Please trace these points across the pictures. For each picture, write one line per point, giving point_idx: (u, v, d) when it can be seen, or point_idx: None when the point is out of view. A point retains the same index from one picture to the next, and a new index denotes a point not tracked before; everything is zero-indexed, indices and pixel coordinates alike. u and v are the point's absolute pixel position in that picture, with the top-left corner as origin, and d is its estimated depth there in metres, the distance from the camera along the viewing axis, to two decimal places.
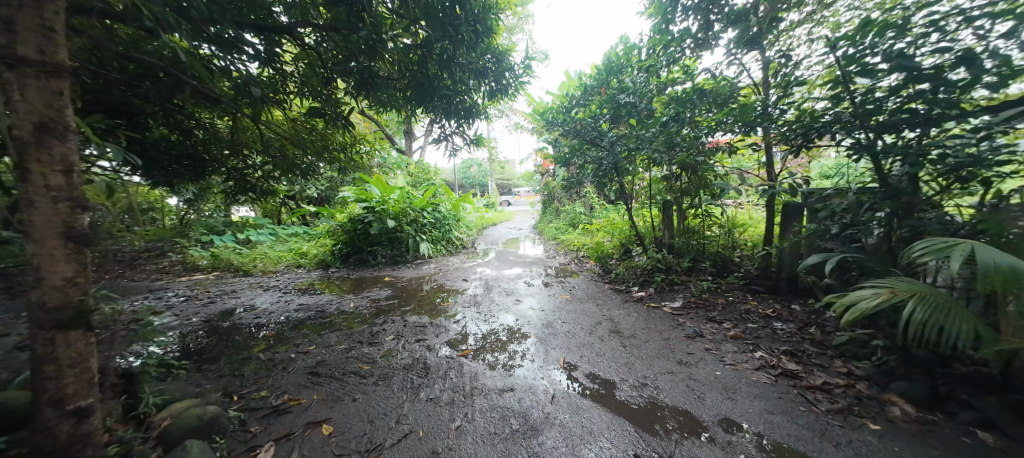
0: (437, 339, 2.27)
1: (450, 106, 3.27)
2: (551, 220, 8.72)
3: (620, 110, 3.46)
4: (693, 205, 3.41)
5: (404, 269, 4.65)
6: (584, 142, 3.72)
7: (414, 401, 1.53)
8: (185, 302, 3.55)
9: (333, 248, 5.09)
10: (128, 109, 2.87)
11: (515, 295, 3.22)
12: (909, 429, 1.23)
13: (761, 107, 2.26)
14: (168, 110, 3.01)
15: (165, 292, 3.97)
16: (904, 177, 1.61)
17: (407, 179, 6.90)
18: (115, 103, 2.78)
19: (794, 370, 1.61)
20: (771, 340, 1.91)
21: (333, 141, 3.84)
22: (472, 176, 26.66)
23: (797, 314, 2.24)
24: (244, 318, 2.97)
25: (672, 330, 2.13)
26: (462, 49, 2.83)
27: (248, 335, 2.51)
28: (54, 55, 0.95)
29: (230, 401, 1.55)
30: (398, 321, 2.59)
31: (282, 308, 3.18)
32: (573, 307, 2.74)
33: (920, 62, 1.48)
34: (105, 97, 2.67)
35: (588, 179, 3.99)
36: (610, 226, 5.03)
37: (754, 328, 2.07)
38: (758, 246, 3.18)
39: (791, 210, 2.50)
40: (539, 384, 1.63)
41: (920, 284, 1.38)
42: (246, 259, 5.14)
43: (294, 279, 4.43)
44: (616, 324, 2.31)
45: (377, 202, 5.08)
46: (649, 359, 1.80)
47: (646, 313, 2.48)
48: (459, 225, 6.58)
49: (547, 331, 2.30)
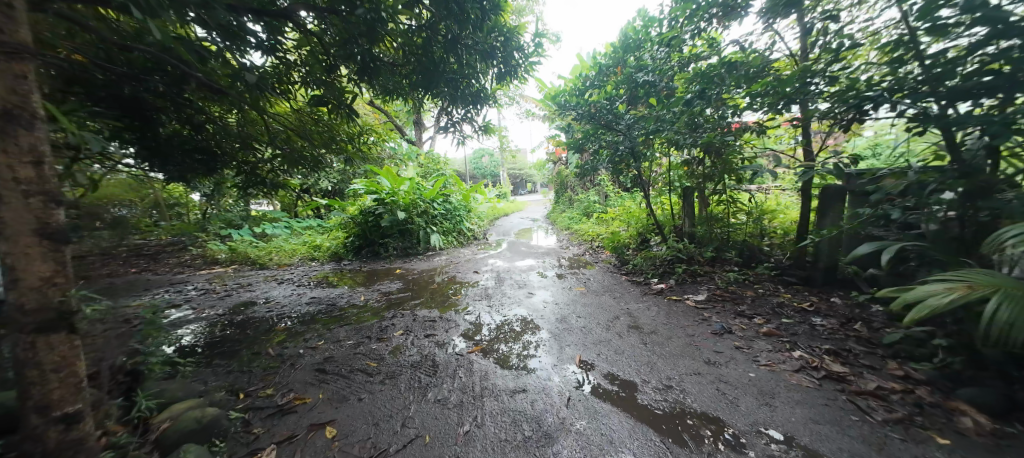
0: (446, 334, 2.19)
1: (457, 92, 3.12)
2: (564, 209, 8.52)
3: (638, 90, 3.22)
4: (717, 191, 3.19)
5: (415, 261, 4.61)
6: (599, 126, 3.50)
7: (421, 402, 1.45)
8: (204, 295, 3.61)
9: (346, 241, 5.09)
10: (139, 104, 2.85)
11: (527, 288, 3.11)
12: (986, 444, 1.05)
13: (799, 78, 2.01)
14: (179, 105, 3.00)
15: (184, 286, 4.06)
16: (981, 152, 1.37)
17: (417, 170, 6.82)
18: (126, 99, 2.73)
19: (840, 372, 1.44)
20: (810, 338, 1.73)
21: (340, 133, 3.77)
22: (484, 166, 26.49)
23: (837, 308, 2.04)
24: (257, 311, 2.98)
25: (697, 325, 1.97)
26: (468, 29, 2.65)
27: (259, 329, 2.51)
28: (13, 35, 0.86)
29: (235, 399, 1.51)
30: (408, 315, 2.53)
31: (293, 301, 3.18)
32: (588, 300, 2.61)
33: (1008, 12, 1.23)
34: (116, 92, 2.63)
35: (604, 166, 3.79)
36: (626, 215, 4.82)
37: (789, 323, 1.89)
38: (789, 235, 2.95)
39: (831, 193, 2.27)
40: (553, 385, 1.52)
41: (1003, 277, 1.17)
42: (262, 251, 5.22)
43: (308, 272, 4.46)
44: (635, 319, 2.17)
45: (387, 194, 5.02)
46: (673, 358, 1.65)
47: (667, 306, 2.32)
48: (470, 216, 6.49)
49: (561, 326, 2.17)
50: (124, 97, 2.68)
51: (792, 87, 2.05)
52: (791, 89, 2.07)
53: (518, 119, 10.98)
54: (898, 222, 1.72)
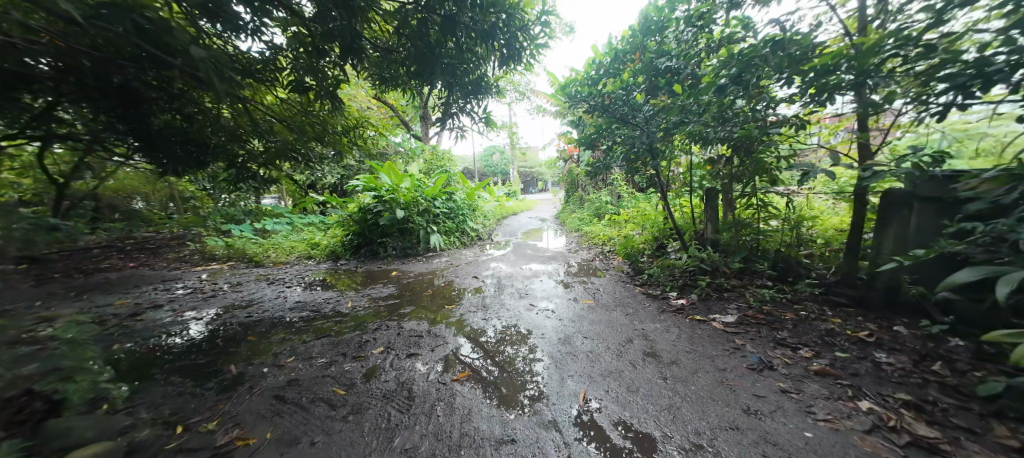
0: (431, 354, 1.91)
1: (457, 80, 2.83)
2: (575, 210, 8.14)
3: (659, 77, 2.87)
4: (745, 193, 2.82)
5: (414, 263, 4.36)
6: (613, 119, 3.17)
7: (384, 451, 1.17)
8: (190, 295, 3.43)
9: (343, 239, 4.89)
10: (133, 98, 2.68)
11: (529, 298, 2.80)
12: None
13: (869, 60, 1.64)
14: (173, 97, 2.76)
15: (175, 284, 3.91)
16: None
17: (422, 167, 6.59)
18: (113, 90, 2.55)
19: (929, 438, 1.08)
20: (877, 382, 1.37)
21: (335, 124, 3.55)
22: (495, 164, 26.22)
23: (905, 340, 1.66)
24: (236, 315, 2.77)
25: (728, 356, 1.63)
26: (466, 7, 2.35)
27: (231, 338, 2.28)
28: None
29: (170, 435, 1.27)
30: (393, 328, 2.26)
31: (277, 304, 2.96)
32: (596, 317, 2.28)
33: None
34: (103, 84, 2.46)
35: (618, 163, 3.44)
36: (640, 217, 4.45)
37: (845, 360, 1.53)
38: (833, 246, 2.57)
39: (897, 198, 1.89)
40: (550, 434, 1.21)
41: None
42: (259, 248, 5.07)
43: (302, 272, 4.26)
44: (652, 344, 1.83)
45: (387, 191, 4.77)
46: (701, 403, 1.32)
47: (690, 328, 1.97)
48: (475, 215, 6.21)
49: (565, 350, 1.86)
50: (110, 88, 2.52)
51: (858, 69, 1.68)
52: (854, 71, 1.70)
53: (528, 115, 10.66)
54: (1002, 239, 1.33)
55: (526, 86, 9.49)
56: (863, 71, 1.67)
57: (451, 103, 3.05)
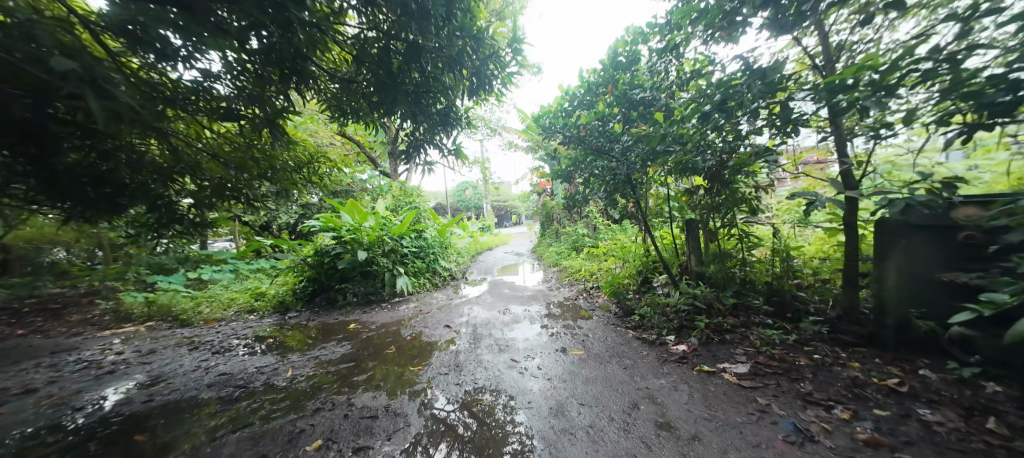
0: (387, 443, 1.45)
1: (422, 110, 2.59)
2: (551, 243, 7.96)
3: (633, 107, 2.81)
4: (727, 224, 2.76)
5: (377, 311, 3.83)
6: (590, 149, 3.03)
7: None
8: (80, 371, 2.66)
9: (295, 287, 4.28)
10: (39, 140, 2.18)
11: (510, 352, 2.41)
12: None
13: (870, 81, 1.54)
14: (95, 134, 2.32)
15: (63, 356, 3.09)
16: None
17: (389, 203, 6.19)
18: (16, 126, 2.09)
19: None
20: (938, 452, 1.13)
21: (284, 159, 3.18)
22: (468, 199, 26.14)
23: (939, 389, 1.47)
24: (130, 399, 2.12)
25: (758, 425, 1.33)
26: (429, 31, 2.17)
27: (109, 438, 1.66)
28: None
29: None
30: (341, 407, 1.78)
31: (193, 379, 2.34)
32: (591, 374, 1.93)
33: None
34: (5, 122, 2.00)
35: (598, 196, 3.29)
36: (621, 251, 4.28)
37: (889, 421, 1.30)
38: (823, 275, 2.47)
39: (892, 227, 1.80)
40: None
41: None
42: (190, 303, 4.31)
43: (239, 330, 3.59)
44: (665, 410, 1.50)
45: (347, 232, 4.29)
46: None
47: (702, 384, 1.68)
48: (447, 252, 5.80)
49: (559, 426, 1.47)
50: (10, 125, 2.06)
51: (874, 87, 1.51)
52: (870, 89, 1.53)
53: (500, 151, 10.78)
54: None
55: (497, 122, 9.67)
56: (876, 90, 1.51)
57: (415, 134, 2.79)
